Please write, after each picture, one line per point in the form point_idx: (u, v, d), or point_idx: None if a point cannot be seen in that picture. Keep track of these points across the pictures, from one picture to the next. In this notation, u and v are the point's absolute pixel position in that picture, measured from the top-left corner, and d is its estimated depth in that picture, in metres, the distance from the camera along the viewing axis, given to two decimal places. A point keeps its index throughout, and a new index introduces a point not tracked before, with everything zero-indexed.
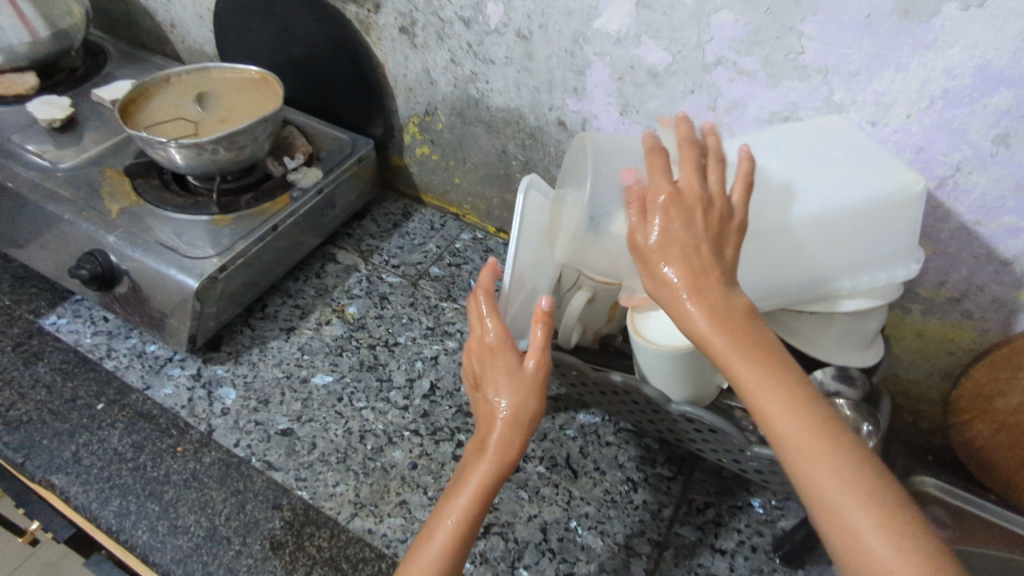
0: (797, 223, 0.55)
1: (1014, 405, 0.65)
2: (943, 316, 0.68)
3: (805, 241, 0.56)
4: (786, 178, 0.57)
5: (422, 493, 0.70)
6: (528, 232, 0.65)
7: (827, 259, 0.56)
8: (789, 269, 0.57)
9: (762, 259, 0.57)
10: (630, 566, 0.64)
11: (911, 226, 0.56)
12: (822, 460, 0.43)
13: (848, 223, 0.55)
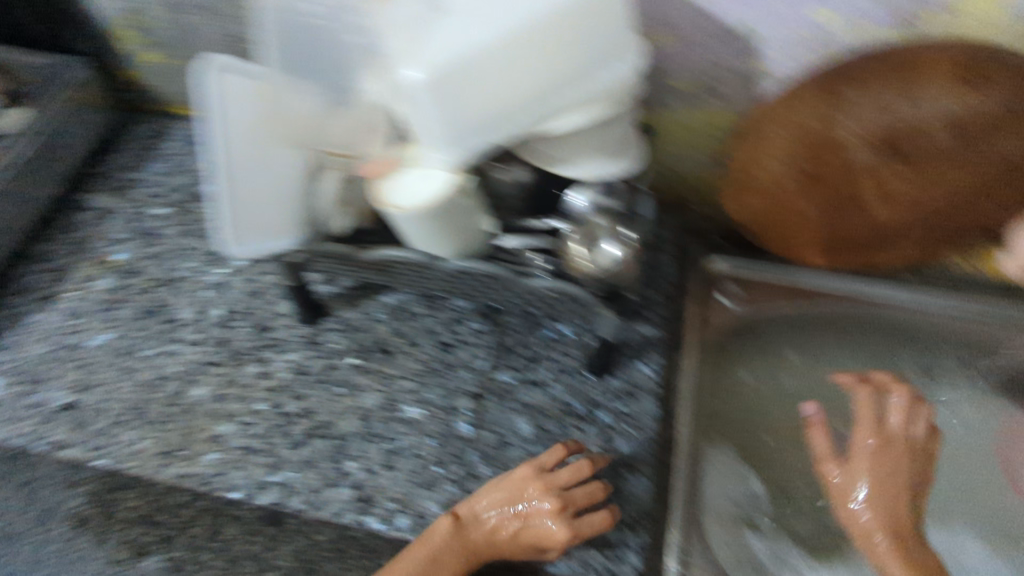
0: (504, 39, 0.47)
1: (775, 172, 0.68)
2: (702, 104, 0.68)
3: (519, 55, 0.48)
4: None
5: (233, 421, 0.66)
6: (236, 122, 0.58)
7: (552, 77, 0.49)
8: (515, 97, 0.50)
9: (484, 93, 0.49)
10: (453, 425, 0.65)
11: (625, 21, 0.50)
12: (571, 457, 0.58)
13: (563, 31, 0.48)
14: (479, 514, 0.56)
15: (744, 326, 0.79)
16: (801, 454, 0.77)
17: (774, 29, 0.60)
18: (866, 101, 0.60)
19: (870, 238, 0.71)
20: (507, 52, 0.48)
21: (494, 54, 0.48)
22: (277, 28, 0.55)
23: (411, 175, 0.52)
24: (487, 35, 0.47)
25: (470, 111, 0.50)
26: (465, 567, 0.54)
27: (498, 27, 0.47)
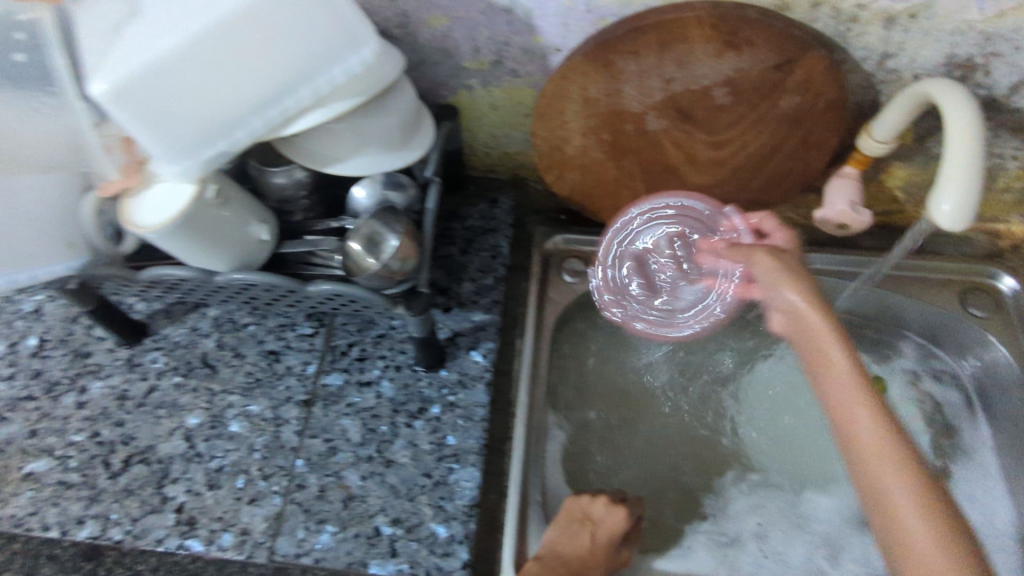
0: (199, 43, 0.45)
1: (578, 147, 0.67)
2: (499, 82, 0.67)
3: (224, 57, 0.46)
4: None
5: (47, 456, 0.65)
6: None
7: (256, 77, 0.47)
8: (219, 102, 0.47)
9: (182, 100, 0.46)
10: (279, 436, 0.65)
11: (331, 6, 0.48)
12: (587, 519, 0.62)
13: (249, 28, 0.46)
14: (576, 513, 0.63)
15: (589, 300, 0.80)
16: (663, 425, 0.78)
17: (539, 0, 0.57)
18: (635, 71, 0.58)
19: (694, 201, 0.71)
20: (208, 56, 0.45)
21: (195, 59, 0.45)
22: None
23: (162, 187, 0.52)
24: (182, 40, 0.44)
25: (178, 126, 0.47)
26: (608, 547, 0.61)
27: (172, 37, 0.44)
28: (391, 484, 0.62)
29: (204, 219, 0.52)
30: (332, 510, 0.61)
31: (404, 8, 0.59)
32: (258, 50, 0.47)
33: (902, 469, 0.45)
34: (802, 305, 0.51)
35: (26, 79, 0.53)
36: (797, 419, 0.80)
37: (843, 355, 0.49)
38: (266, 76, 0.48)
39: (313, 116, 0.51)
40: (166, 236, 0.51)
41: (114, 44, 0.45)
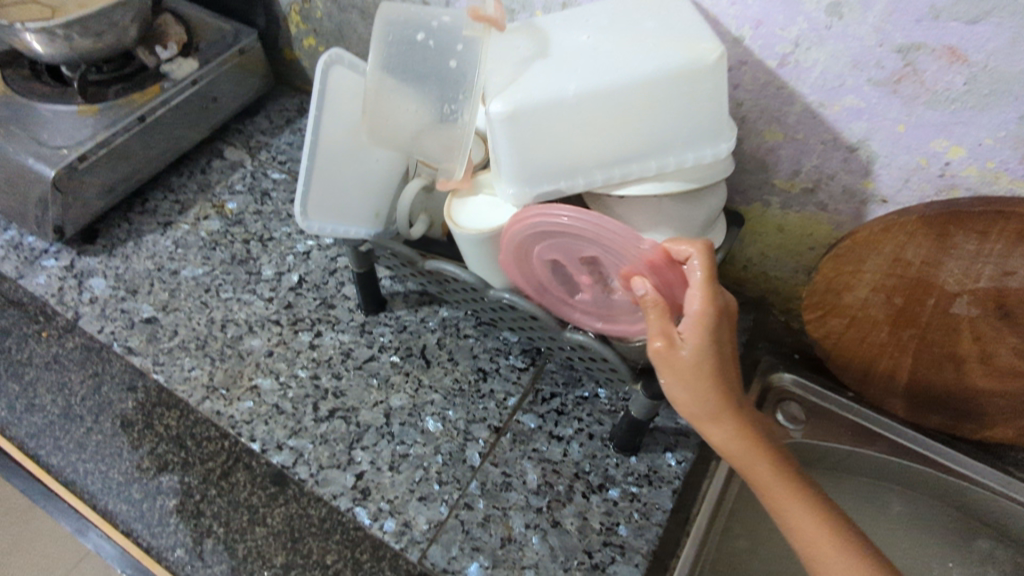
0: (588, 97, 0.50)
1: (859, 298, 0.64)
2: (800, 209, 0.66)
3: (602, 114, 0.50)
4: (580, 53, 0.52)
5: (273, 378, 0.72)
6: (337, 108, 0.59)
7: (621, 138, 0.52)
8: (579, 148, 0.52)
9: (552, 137, 0.52)
10: (465, 449, 0.67)
11: (714, 102, 0.51)
12: None
13: (639, 97, 0.50)
14: None
15: (795, 451, 0.72)
16: None
17: (892, 150, 0.56)
18: (971, 250, 0.55)
19: (965, 402, 0.64)
20: (589, 109, 0.50)
21: (578, 109, 0.50)
22: (418, 55, 0.57)
23: (488, 202, 0.59)
24: (578, 90, 0.49)
25: (537, 156, 0.53)
26: None
27: (574, 85, 0.50)
28: (551, 545, 0.61)
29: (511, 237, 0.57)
30: (489, 542, 0.61)
31: (746, 115, 0.62)
32: (632, 117, 0.51)
33: (830, 526, 0.48)
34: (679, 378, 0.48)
35: (446, 85, 0.56)
36: None
37: (729, 433, 0.49)
38: (627, 140, 0.52)
39: (643, 186, 0.53)
40: (476, 239, 0.57)
41: (519, 77, 0.52)
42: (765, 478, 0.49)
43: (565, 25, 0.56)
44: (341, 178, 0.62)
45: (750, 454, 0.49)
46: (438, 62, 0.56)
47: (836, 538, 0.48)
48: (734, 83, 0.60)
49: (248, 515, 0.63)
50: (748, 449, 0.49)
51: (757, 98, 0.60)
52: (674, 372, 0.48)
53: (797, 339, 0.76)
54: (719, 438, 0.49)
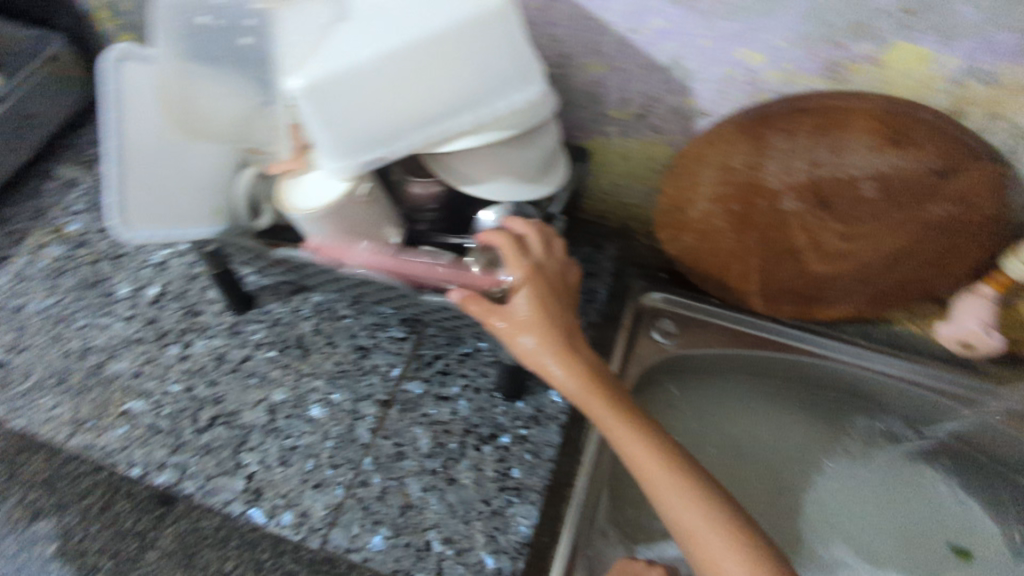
0: (382, 61, 0.49)
1: (703, 212, 0.66)
2: (638, 134, 0.67)
3: (403, 76, 0.50)
4: (372, 17, 0.51)
5: (144, 399, 0.70)
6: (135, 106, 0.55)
7: (430, 97, 0.51)
8: (391, 113, 0.51)
9: (360, 106, 0.50)
10: (354, 429, 0.67)
11: (514, 46, 0.51)
12: (706, 550, 0.48)
13: (437, 53, 0.49)
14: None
15: (674, 363, 0.76)
16: None
17: (702, 65, 0.58)
18: (784, 149, 0.58)
19: (811, 291, 0.69)
20: (389, 72, 0.49)
21: (377, 74, 0.49)
22: (205, 36, 0.54)
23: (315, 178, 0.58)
24: (371, 55, 0.48)
25: (349, 127, 0.51)
26: None
27: (369, 48, 0.48)
28: (449, 503, 0.63)
29: (344, 211, 0.57)
30: (389, 514, 0.62)
31: (565, 50, 0.62)
32: (433, 74, 0.50)
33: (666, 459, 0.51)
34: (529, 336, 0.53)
35: (244, 62, 0.54)
36: (880, 527, 0.74)
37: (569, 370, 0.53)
38: (436, 97, 0.51)
39: (460, 141, 0.53)
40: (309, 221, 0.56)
41: (313, 50, 0.50)
42: (604, 404, 0.53)
43: None
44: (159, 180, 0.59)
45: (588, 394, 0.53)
46: (227, 40, 0.54)
47: (673, 459, 0.51)
48: (547, 20, 0.60)
49: (137, 542, 0.61)
50: (585, 384, 0.53)
51: (571, 32, 0.60)
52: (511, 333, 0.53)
53: (663, 260, 0.79)
54: (559, 374, 0.53)
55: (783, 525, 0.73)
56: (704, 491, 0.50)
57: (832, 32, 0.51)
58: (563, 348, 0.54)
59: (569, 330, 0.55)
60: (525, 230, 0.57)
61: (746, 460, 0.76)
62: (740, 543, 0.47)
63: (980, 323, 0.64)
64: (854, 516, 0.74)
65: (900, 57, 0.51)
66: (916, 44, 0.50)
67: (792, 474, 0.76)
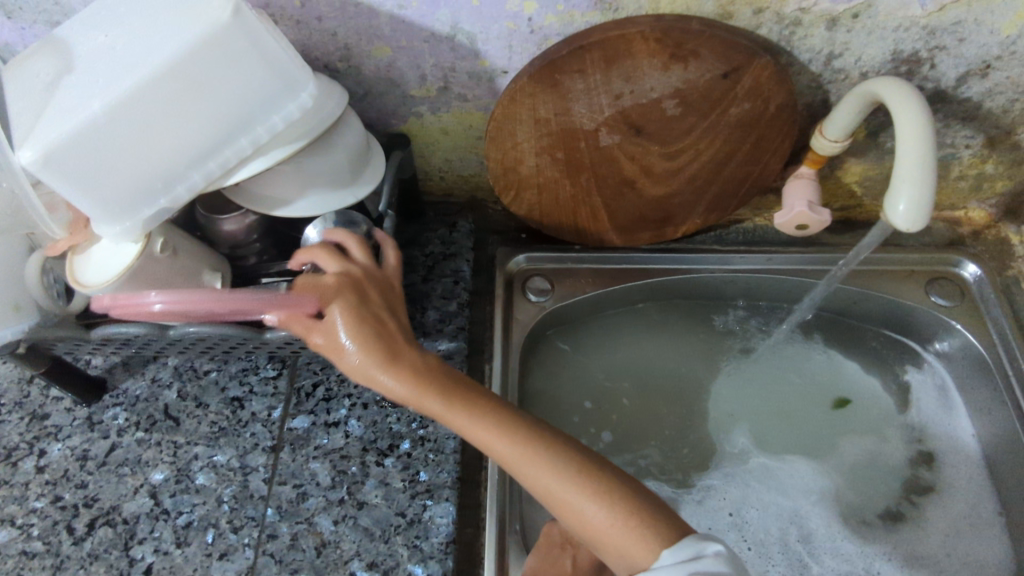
0: (121, 109, 0.45)
1: (532, 167, 0.66)
2: (448, 108, 0.66)
3: (152, 119, 0.46)
4: (100, 62, 0.46)
5: (9, 526, 0.63)
6: None
7: (191, 132, 0.48)
8: (156, 159, 0.48)
9: (118, 161, 0.47)
10: (248, 484, 0.64)
11: (266, 56, 0.48)
12: (559, 497, 0.49)
13: (179, 84, 0.45)
14: (557, 536, 0.61)
15: (556, 317, 0.77)
16: (634, 433, 0.76)
17: (480, 25, 0.56)
18: (582, 89, 0.57)
19: (655, 214, 0.71)
20: (135, 119, 0.45)
21: (123, 124, 0.45)
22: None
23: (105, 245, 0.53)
24: (105, 107, 0.44)
25: (116, 185, 0.48)
26: (612, 526, 0.48)
27: (100, 99, 0.44)
28: (364, 526, 0.61)
29: (149, 271, 0.53)
30: (306, 558, 0.60)
31: (343, 41, 0.58)
32: (185, 108, 0.47)
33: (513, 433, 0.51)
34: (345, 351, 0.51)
35: None
36: (782, 407, 0.78)
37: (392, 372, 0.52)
38: (199, 131, 0.48)
39: (247, 167, 0.51)
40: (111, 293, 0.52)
41: (42, 115, 0.45)
42: (434, 394, 0.52)
43: (84, 33, 0.49)
44: None
45: (421, 396, 0.52)
46: None
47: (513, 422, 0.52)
48: (311, 15, 0.56)
49: None
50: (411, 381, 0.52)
51: (341, 22, 0.57)
52: (331, 349, 0.52)
53: (519, 221, 0.79)
54: (386, 380, 0.52)
55: (695, 437, 0.76)
56: (557, 451, 0.51)
57: None
58: (384, 358, 0.52)
59: (387, 334, 0.53)
60: (345, 239, 0.57)
61: (647, 386, 0.79)
62: (589, 479, 0.49)
63: (807, 201, 0.66)
64: (755, 404, 0.78)
65: None
66: None
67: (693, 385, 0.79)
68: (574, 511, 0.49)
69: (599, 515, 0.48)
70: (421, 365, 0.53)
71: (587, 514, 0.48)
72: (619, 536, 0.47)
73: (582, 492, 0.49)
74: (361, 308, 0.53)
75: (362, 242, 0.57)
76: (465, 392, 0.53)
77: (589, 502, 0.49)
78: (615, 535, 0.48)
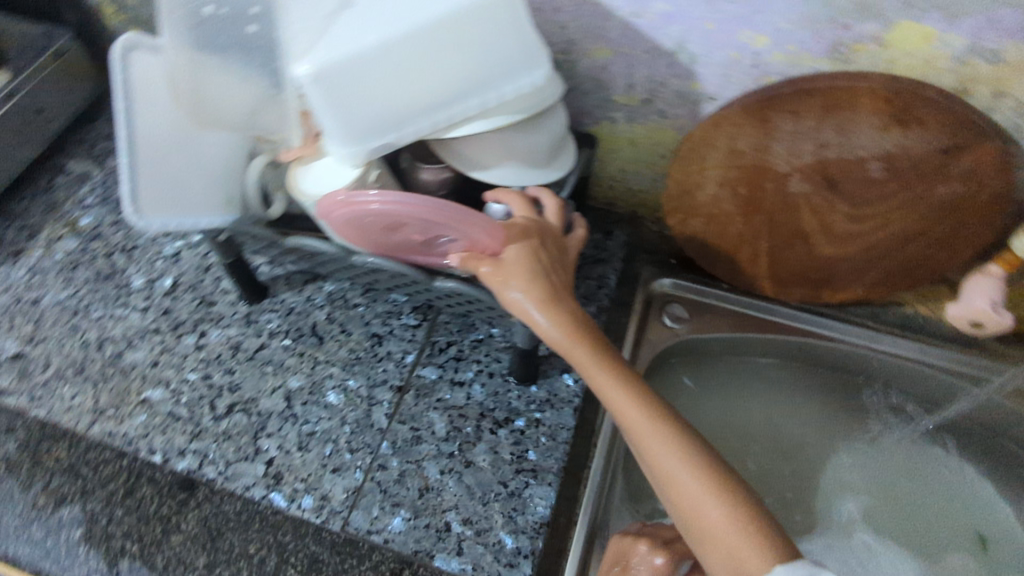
0: (391, 47, 0.50)
1: (711, 195, 0.67)
2: (644, 120, 0.68)
3: (411, 63, 0.51)
4: (379, 2, 0.51)
5: (163, 387, 0.71)
6: (148, 98, 0.56)
7: (437, 81, 0.52)
8: (398, 98, 0.53)
9: (370, 93, 0.52)
10: (371, 414, 0.68)
11: (520, 31, 0.52)
12: (677, 481, 0.50)
13: (442, 37, 0.50)
14: None
15: (686, 348, 0.77)
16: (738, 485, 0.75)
17: (707, 49, 0.59)
18: (791, 131, 0.59)
19: (819, 272, 0.70)
20: (398, 59, 0.51)
21: (387, 61, 0.50)
22: (206, 17, 0.55)
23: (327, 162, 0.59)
24: (380, 42, 0.49)
25: (359, 114, 0.53)
26: (724, 525, 0.48)
27: (376, 34, 0.50)
28: (467, 485, 0.64)
29: None
30: (407, 496, 0.63)
31: (572, 37, 0.62)
32: (440, 60, 0.51)
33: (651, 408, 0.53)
34: (517, 286, 0.54)
35: (253, 54, 0.55)
36: (893, 503, 0.75)
37: (552, 317, 0.54)
38: (443, 83, 0.53)
39: (468, 127, 0.55)
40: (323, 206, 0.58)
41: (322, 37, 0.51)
42: (584, 352, 0.54)
43: None
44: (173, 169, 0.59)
45: (573, 343, 0.54)
46: (236, 29, 0.55)
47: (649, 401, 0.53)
48: (553, 6, 0.60)
49: (161, 527, 0.62)
50: (567, 332, 0.54)
51: (578, 18, 0.61)
52: (502, 281, 0.54)
53: (671, 245, 0.80)
54: (543, 323, 0.54)
55: (800, 509, 0.74)
56: (686, 440, 0.51)
57: (836, 14, 0.52)
58: (548, 298, 0.54)
59: (555, 281, 0.55)
60: (540, 194, 0.59)
61: (759, 443, 0.77)
62: (712, 476, 0.50)
63: (989, 300, 0.65)
64: (866, 493, 0.75)
65: (905, 36, 0.52)
66: (919, 23, 0.51)
67: (805, 456, 0.77)
68: (690, 498, 0.49)
69: (715, 509, 0.48)
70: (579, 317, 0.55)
71: (702, 505, 0.48)
72: (729, 536, 0.47)
73: (702, 484, 0.49)
74: (540, 255, 0.55)
75: (555, 200, 0.59)
76: (611, 355, 0.55)
77: (706, 496, 0.49)
78: (726, 533, 0.47)
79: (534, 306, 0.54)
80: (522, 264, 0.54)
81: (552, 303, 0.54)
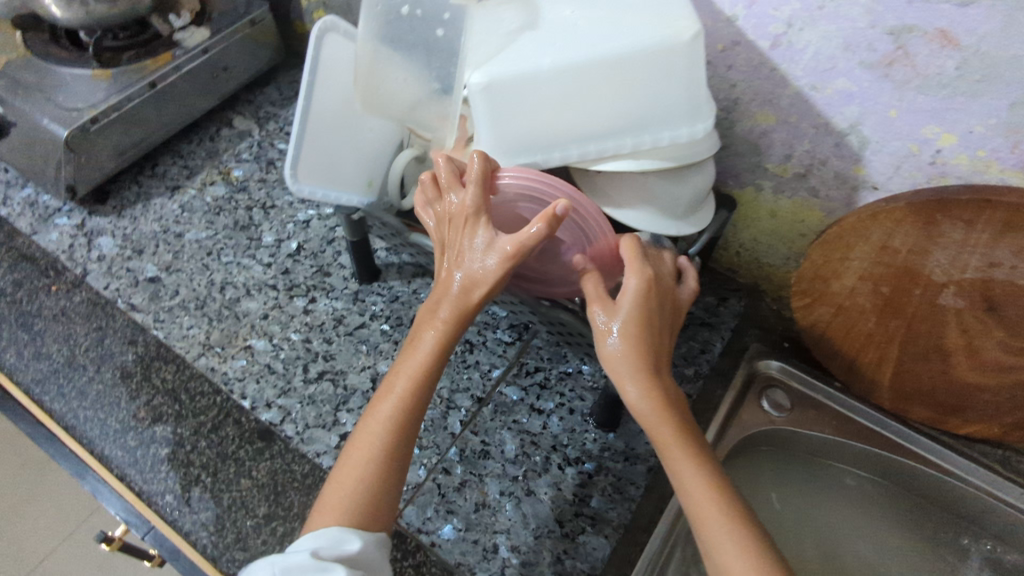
0: (564, 73, 0.51)
1: (847, 287, 0.63)
2: (792, 194, 0.66)
3: (578, 91, 0.52)
4: (562, 30, 0.53)
5: (267, 339, 0.75)
6: (329, 77, 0.61)
7: (597, 113, 0.53)
8: (556, 122, 0.54)
9: (531, 111, 0.53)
10: (447, 417, 0.69)
11: (692, 82, 0.52)
12: None
13: (615, 73, 0.51)
14: None
15: (776, 437, 0.73)
16: None
17: (883, 137, 0.56)
18: (956, 240, 0.54)
19: (949, 394, 0.64)
20: (566, 85, 0.52)
21: (556, 85, 0.52)
22: (399, 17, 0.58)
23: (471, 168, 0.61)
24: (554, 66, 0.51)
25: (515, 129, 0.54)
26: None
27: (552, 58, 0.51)
28: (523, 513, 0.63)
29: None
30: (463, 506, 0.63)
31: (739, 97, 0.61)
32: (607, 94, 0.52)
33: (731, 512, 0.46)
34: (615, 347, 0.50)
35: (431, 54, 0.58)
36: None
37: (644, 390, 0.49)
38: (604, 117, 0.53)
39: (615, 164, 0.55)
40: None
41: (500, 52, 0.53)
42: (669, 433, 0.49)
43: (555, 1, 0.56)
44: (332, 144, 0.63)
45: (661, 421, 0.49)
46: (423, 31, 0.58)
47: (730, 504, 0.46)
48: (729, 63, 0.60)
49: (234, 468, 0.65)
50: (656, 408, 0.49)
51: (750, 80, 0.60)
52: (601, 333, 0.50)
53: (787, 327, 0.76)
54: (633, 394, 0.49)
55: None
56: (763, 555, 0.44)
57: None
58: (646, 367, 0.49)
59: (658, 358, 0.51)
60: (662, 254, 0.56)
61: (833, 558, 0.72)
62: None
63: None
64: None
65: None
66: None
67: None
68: None
69: None
70: (672, 399, 0.50)
71: None
72: None
73: None
74: (649, 318, 0.51)
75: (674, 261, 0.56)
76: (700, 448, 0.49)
77: None
78: None
79: (628, 373, 0.49)
80: (626, 321, 0.50)
81: (649, 376, 0.50)
